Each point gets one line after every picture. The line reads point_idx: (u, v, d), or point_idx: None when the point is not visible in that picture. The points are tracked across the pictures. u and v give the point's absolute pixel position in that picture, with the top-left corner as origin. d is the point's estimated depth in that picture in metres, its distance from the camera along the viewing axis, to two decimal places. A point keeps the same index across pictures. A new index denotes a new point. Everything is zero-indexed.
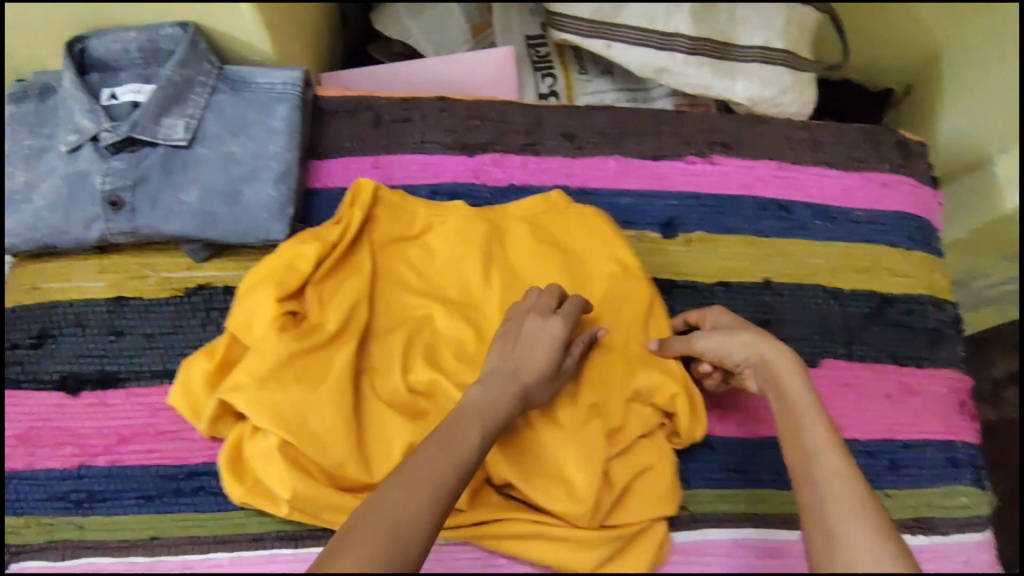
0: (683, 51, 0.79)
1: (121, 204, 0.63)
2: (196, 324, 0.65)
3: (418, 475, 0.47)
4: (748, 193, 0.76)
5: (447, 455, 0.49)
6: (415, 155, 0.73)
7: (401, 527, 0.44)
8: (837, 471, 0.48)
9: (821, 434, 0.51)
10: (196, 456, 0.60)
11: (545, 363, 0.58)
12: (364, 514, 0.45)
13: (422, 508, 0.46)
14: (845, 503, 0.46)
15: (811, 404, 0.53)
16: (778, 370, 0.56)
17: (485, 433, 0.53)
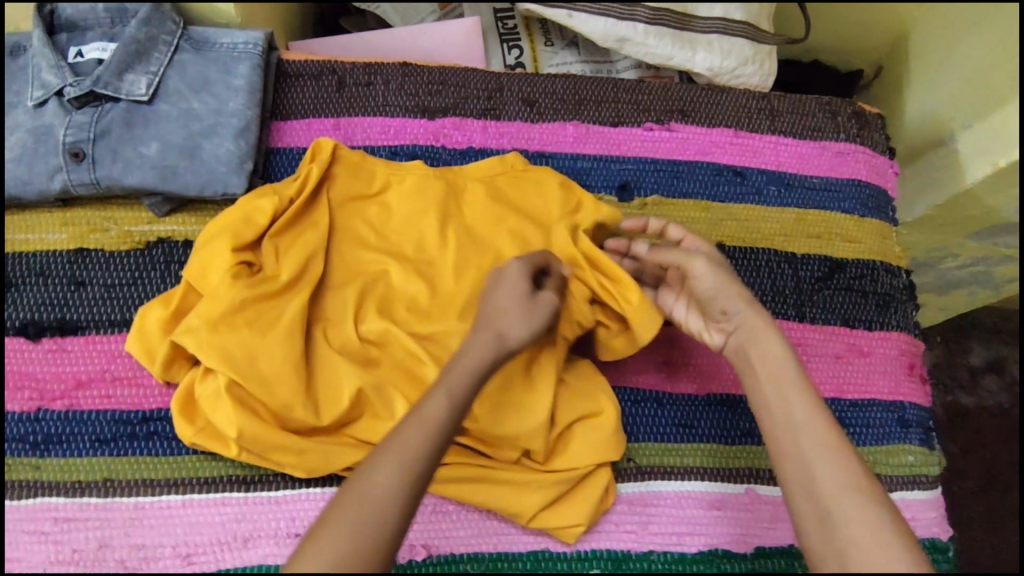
0: (643, 21, 0.81)
1: (82, 155, 0.65)
2: (155, 276, 0.66)
3: (392, 448, 0.47)
4: (704, 158, 0.78)
5: (419, 427, 0.48)
6: (376, 118, 0.75)
7: (374, 500, 0.45)
8: (821, 445, 0.51)
9: (802, 404, 0.53)
10: (151, 401, 0.62)
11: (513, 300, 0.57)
12: (343, 493, 0.45)
13: (392, 480, 0.46)
14: (835, 477, 0.50)
15: (790, 370, 0.55)
16: (755, 333, 0.57)
17: (452, 398, 0.50)
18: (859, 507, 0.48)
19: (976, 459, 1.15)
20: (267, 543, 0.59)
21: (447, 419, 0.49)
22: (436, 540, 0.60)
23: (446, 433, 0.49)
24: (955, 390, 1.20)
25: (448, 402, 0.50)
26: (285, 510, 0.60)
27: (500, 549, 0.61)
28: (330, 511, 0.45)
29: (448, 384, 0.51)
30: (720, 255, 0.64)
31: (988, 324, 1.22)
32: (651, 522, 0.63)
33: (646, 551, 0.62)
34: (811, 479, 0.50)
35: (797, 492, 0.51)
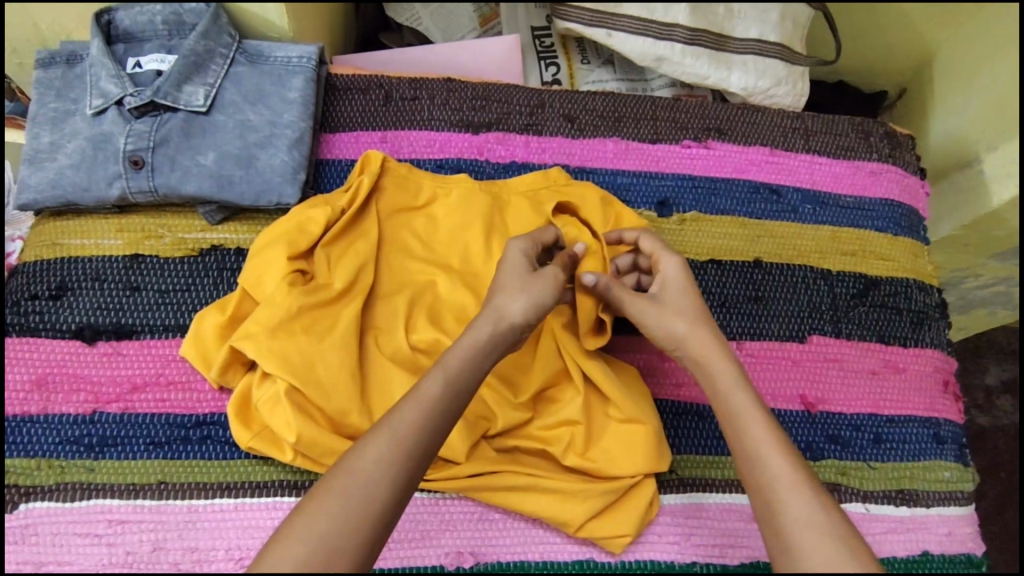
0: (681, 42, 0.83)
1: (142, 163, 0.66)
2: (209, 282, 0.68)
3: (388, 425, 0.49)
4: (741, 176, 0.80)
5: (414, 407, 0.50)
6: (422, 131, 0.77)
7: (367, 476, 0.46)
8: (778, 466, 0.50)
9: (757, 428, 0.53)
10: (204, 406, 0.63)
11: (513, 276, 0.59)
12: (336, 468, 0.47)
13: (388, 454, 0.47)
14: (795, 504, 0.48)
15: (745, 396, 0.55)
16: (709, 364, 0.58)
17: (448, 381, 0.52)
18: (819, 529, 0.46)
19: (994, 480, 1.16)
20: None
21: (441, 397, 0.51)
22: (483, 548, 0.61)
23: (442, 412, 0.51)
24: (972, 410, 1.20)
25: (444, 382, 0.52)
26: None
27: (546, 558, 0.61)
28: (320, 487, 0.46)
29: (445, 367, 0.53)
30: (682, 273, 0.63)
31: (1005, 346, 1.23)
32: (693, 533, 0.64)
33: (690, 562, 0.62)
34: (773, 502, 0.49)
35: (763, 520, 0.49)
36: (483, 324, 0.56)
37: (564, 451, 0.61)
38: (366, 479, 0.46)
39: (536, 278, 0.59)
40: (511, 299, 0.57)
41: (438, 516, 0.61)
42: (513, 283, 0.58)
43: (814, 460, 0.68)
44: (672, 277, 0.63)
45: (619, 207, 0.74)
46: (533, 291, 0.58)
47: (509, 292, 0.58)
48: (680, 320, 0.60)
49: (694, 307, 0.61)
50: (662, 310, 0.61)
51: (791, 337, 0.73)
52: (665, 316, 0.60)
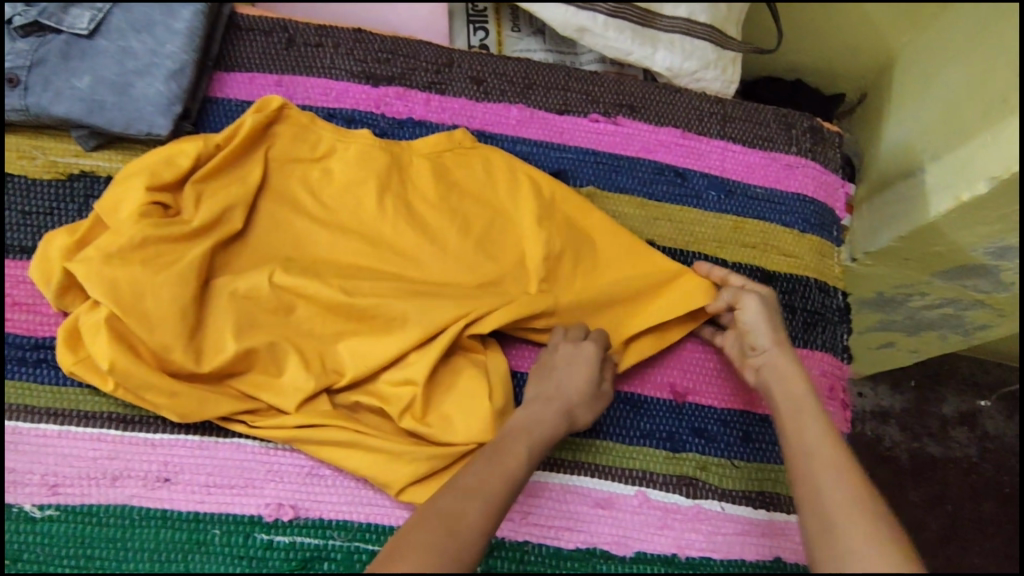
0: (604, 13, 0.79)
1: (16, 82, 0.65)
2: (74, 208, 0.66)
3: (475, 486, 0.50)
4: (647, 156, 0.77)
5: (494, 469, 0.51)
6: (319, 79, 0.75)
7: (462, 527, 0.47)
8: (835, 472, 0.51)
9: (829, 452, 0.53)
10: (45, 329, 0.62)
11: (586, 383, 0.61)
12: (421, 520, 0.48)
13: (484, 517, 0.48)
14: (840, 493, 0.50)
15: (819, 422, 0.55)
16: (795, 398, 0.58)
17: (528, 454, 0.54)
18: (859, 515, 0.48)
19: (937, 512, 1.05)
20: (134, 484, 0.58)
21: (524, 472, 0.53)
22: (306, 503, 0.59)
23: (522, 480, 0.52)
24: (924, 438, 1.09)
25: (523, 458, 0.53)
26: (158, 453, 0.59)
27: (371, 521, 0.59)
28: (410, 534, 0.47)
29: (529, 439, 0.55)
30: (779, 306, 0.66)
31: (968, 374, 1.11)
32: (530, 511, 0.62)
33: (521, 540, 0.61)
34: (827, 513, 0.49)
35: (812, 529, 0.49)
36: (556, 420, 0.58)
37: (400, 412, 0.59)
38: (463, 526, 0.47)
39: (601, 391, 0.62)
40: (582, 408, 0.60)
41: (264, 466, 0.59)
42: (585, 389, 0.60)
43: (674, 451, 0.66)
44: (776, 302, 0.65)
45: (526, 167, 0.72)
46: (601, 404, 0.61)
47: (578, 400, 0.60)
48: (760, 329, 0.63)
49: (783, 333, 0.63)
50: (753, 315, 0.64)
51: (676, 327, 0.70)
52: (751, 322, 0.64)
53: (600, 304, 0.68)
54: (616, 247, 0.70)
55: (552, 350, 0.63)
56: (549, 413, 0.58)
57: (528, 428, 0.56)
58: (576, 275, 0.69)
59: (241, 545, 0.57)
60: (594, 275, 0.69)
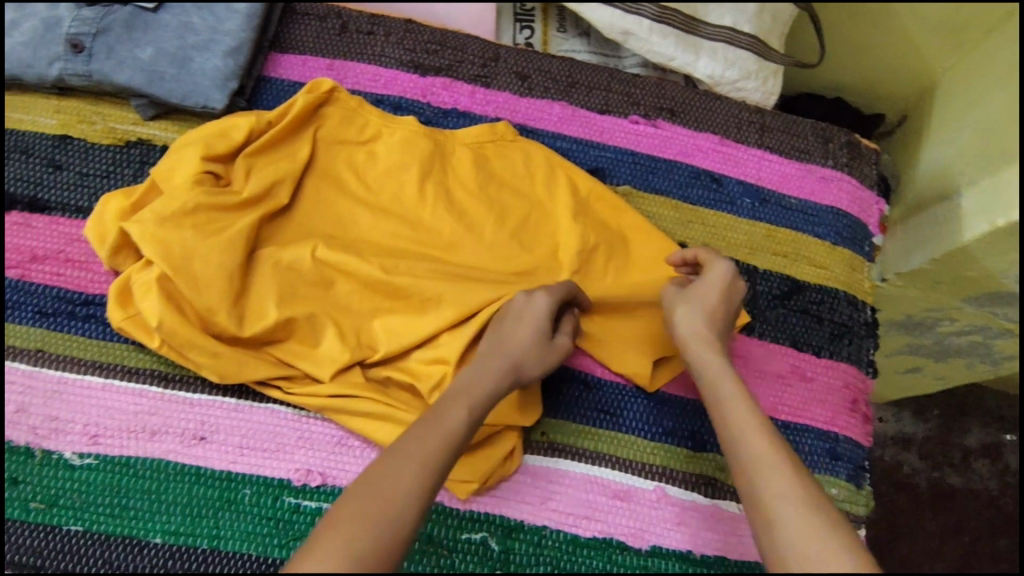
0: (649, 18, 0.81)
1: (81, 47, 0.68)
2: (129, 173, 0.69)
3: (406, 450, 0.47)
4: (685, 160, 0.78)
5: (433, 432, 0.48)
6: (370, 66, 0.77)
7: (394, 498, 0.44)
8: (766, 456, 0.48)
9: (759, 441, 0.50)
10: (95, 287, 0.64)
11: (536, 336, 0.58)
12: (356, 487, 0.45)
13: (416, 483, 0.46)
14: (774, 481, 0.47)
15: (744, 405, 0.52)
16: (718, 384, 0.55)
17: (472, 412, 0.51)
18: (796, 501, 0.46)
19: (953, 543, 1.04)
20: (172, 440, 0.60)
21: (462, 431, 0.50)
22: (335, 471, 0.60)
23: (463, 439, 0.50)
24: (945, 468, 1.08)
25: (467, 415, 0.50)
26: (196, 412, 0.61)
27: None
28: (342, 505, 0.44)
29: (469, 398, 0.51)
30: (723, 280, 0.62)
31: (994, 407, 1.10)
32: (551, 496, 0.63)
33: (539, 525, 0.61)
34: (766, 510, 0.46)
35: (757, 529, 0.46)
36: (497, 372, 0.55)
37: (430, 390, 0.61)
38: (396, 493, 0.45)
39: (553, 343, 0.59)
40: (532, 360, 0.57)
41: (297, 433, 0.61)
42: (535, 342, 0.58)
43: (694, 450, 0.66)
44: (709, 276, 0.62)
45: (565, 165, 0.74)
46: (553, 358, 0.59)
47: (530, 353, 0.57)
48: (684, 309, 0.61)
49: (712, 307, 0.60)
50: (678, 297, 0.62)
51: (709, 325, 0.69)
52: (676, 304, 0.62)
53: (631, 302, 0.69)
54: (647, 246, 0.72)
55: (507, 305, 0.61)
56: (490, 364, 0.55)
57: (469, 381, 0.54)
58: (606, 274, 0.70)
59: (270, 507, 0.59)
60: (624, 274, 0.71)
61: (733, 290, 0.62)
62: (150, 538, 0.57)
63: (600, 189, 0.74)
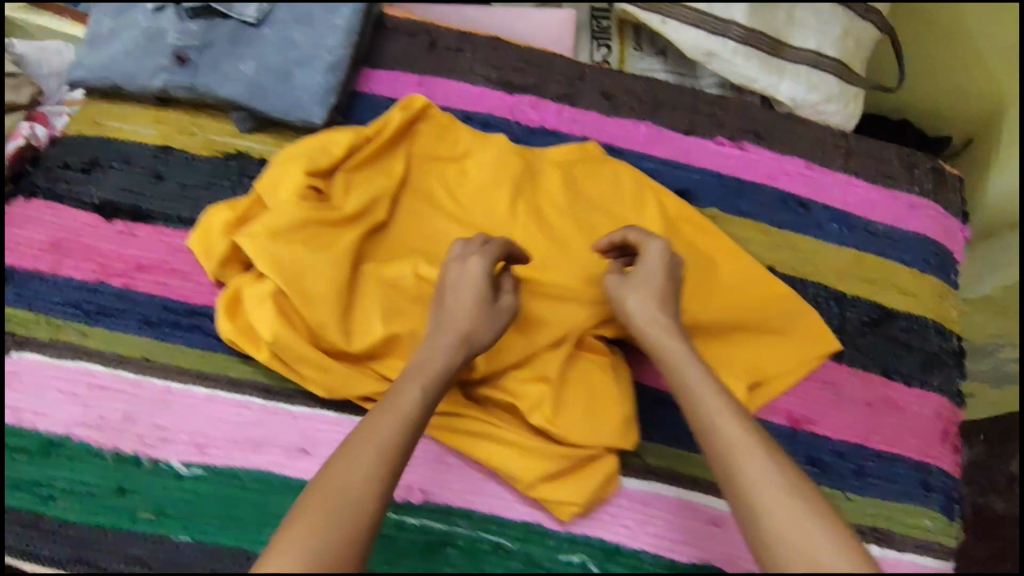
0: (734, 40, 0.81)
1: (186, 61, 0.69)
2: (228, 184, 0.70)
3: (360, 439, 0.47)
4: (771, 183, 0.78)
5: (390, 420, 0.49)
6: (459, 83, 0.78)
7: (350, 488, 0.44)
8: (739, 442, 0.48)
9: (733, 428, 0.49)
10: (200, 297, 0.65)
11: (476, 304, 0.57)
12: (313, 485, 0.45)
13: (370, 472, 0.46)
14: (752, 468, 0.47)
15: (713, 391, 0.52)
16: (689, 379, 0.54)
17: (426, 391, 0.52)
18: (776, 487, 0.45)
19: None
20: (276, 452, 0.60)
21: (415, 416, 0.50)
22: (436, 488, 0.61)
23: (416, 424, 0.50)
24: None
25: (421, 397, 0.51)
26: (299, 425, 0.61)
27: (492, 511, 0.61)
28: (300, 504, 0.44)
29: (422, 379, 0.52)
30: (660, 257, 0.61)
31: None
32: (649, 519, 0.62)
33: (636, 548, 0.61)
34: (755, 512, 0.45)
35: (745, 528, 0.46)
36: (450, 348, 0.56)
37: (531, 410, 0.61)
38: (353, 482, 0.45)
39: (497, 306, 0.59)
40: (477, 328, 0.57)
41: None
42: (480, 307, 0.58)
43: None
44: (650, 256, 0.61)
45: (654, 186, 0.74)
46: (499, 321, 0.59)
47: (474, 322, 0.57)
48: (635, 295, 0.60)
49: (660, 287, 0.60)
50: (625, 283, 0.61)
51: (801, 350, 0.69)
52: (624, 289, 0.61)
53: (727, 327, 0.69)
54: (735, 269, 0.72)
55: (446, 268, 0.60)
56: (441, 343, 0.56)
57: (422, 362, 0.54)
58: (699, 295, 0.70)
59: None
60: (719, 294, 0.70)
61: (671, 265, 0.61)
62: (257, 548, 0.58)
63: (689, 210, 0.74)
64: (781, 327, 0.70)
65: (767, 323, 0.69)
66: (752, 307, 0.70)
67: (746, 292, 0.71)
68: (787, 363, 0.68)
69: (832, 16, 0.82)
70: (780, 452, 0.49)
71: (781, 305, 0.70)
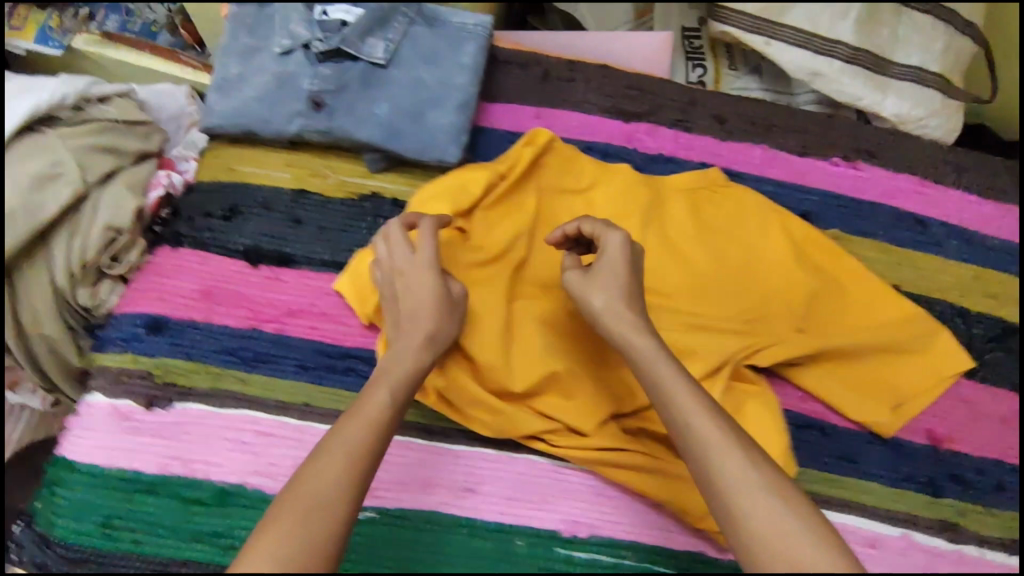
0: (841, 59, 0.82)
1: (323, 105, 0.70)
2: (365, 226, 0.71)
3: (330, 444, 0.47)
4: (887, 202, 0.79)
5: (357, 423, 0.49)
6: (576, 113, 0.79)
7: (323, 492, 0.45)
8: (712, 437, 0.48)
9: (704, 423, 0.49)
10: (352, 340, 0.67)
11: (434, 303, 0.58)
12: (286, 492, 0.45)
13: (344, 475, 0.46)
14: (727, 463, 0.47)
15: (680, 381, 0.52)
16: (660, 377, 0.52)
17: (394, 393, 0.52)
18: (751, 484, 0.46)
19: None
20: (444, 492, 0.63)
21: (391, 412, 0.51)
22: (599, 522, 0.62)
23: (387, 426, 0.50)
24: None
25: (391, 396, 0.52)
26: (462, 463, 0.64)
27: (661, 543, 0.62)
28: (275, 511, 0.44)
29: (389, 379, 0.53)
30: (625, 253, 0.58)
31: None
32: None
33: None
34: (733, 510, 0.45)
35: (722, 525, 0.46)
36: (416, 348, 0.56)
37: None
38: (328, 486, 0.45)
39: (450, 300, 0.59)
40: (438, 325, 0.57)
41: (558, 482, 0.64)
42: (438, 305, 0.58)
43: (933, 496, 0.69)
44: (611, 251, 0.59)
45: (780, 211, 0.75)
46: (456, 312, 0.60)
47: (433, 319, 0.57)
48: (601, 293, 0.58)
49: (626, 284, 0.58)
50: (587, 280, 0.59)
51: (937, 369, 0.71)
52: (589, 287, 0.59)
53: (864, 348, 0.70)
54: (863, 291, 0.73)
55: (391, 274, 0.60)
56: (407, 344, 0.56)
57: (388, 364, 0.54)
58: (830, 318, 0.72)
59: (543, 556, 0.61)
60: (849, 315, 0.72)
61: (635, 258, 0.59)
62: None
63: (814, 234, 0.75)
64: (916, 347, 0.71)
65: (903, 344, 0.71)
66: (887, 328, 0.71)
67: (877, 314, 0.72)
68: (922, 382, 0.70)
69: (933, 32, 0.83)
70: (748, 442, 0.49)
71: (916, 326, 0.71)
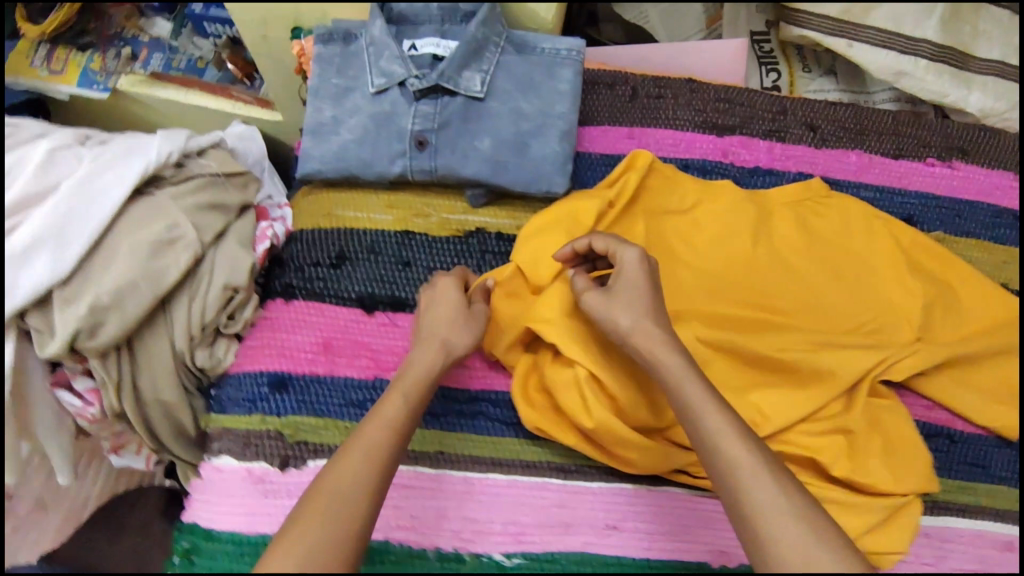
0: (926, 57, 0.81)
1: (426, 143, 0.68)
2: (474, 263, 0.70)
3: (350, 451, 0.50)
4: (985, 200, 0.78)
5: (378, 434, 0.51)
6: (668, 130, 0.78)
7: (344, 497, 0.47)
8: (735, 446, 0.50)
9: (729, 433, 0.50)
10: (475, 382, 0.67)
11: (452, 315, 0.60)
12: (312, 495, 0.47)
13: (364, 482, 0.48)
14: (744, 468, 0.49)
15: (702, 386, 0.53)
16: (679, 380, 0.53)
17: (408, 400, 0.54)
18: (770, 493, 0.48)
19: None
20: (587, 531, 0.61)
21: (405, 420, 0.53)
22: None
23: (402, 434, 0.53)
24: None
25: (406, 407, 0.54)
26: (602, 500, 0.62)
27: None
28: (299, 513, 0.47)
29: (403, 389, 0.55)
30: (641, 269, 0.59)
31: None
32: (955, 554, 0.64)
33: None
34: (748, 515, 0.47)
35: (740, 529, 0.48)
36: (431, 357, 0.57)
37: (834, 462, 0.62)
38: (350, 491, 0.48)
39: (472, 313, 0.61)
40: (455, 333, 0.59)
41: (700, 512, 0.63)
42: (456, 318, 0.60)
43: None
44: (629, 268, 0.59)
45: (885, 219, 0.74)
46: (478, 323, 0.61)
47: (451, 331, 0.59)
48: (626, 312, 0.57)
49: (648, 300, 0.57)
50: (610, 300, 0.58)
51: None
52: (612, 306, 0.57)
53: (985, 352, 0.70)
54: (975, 295, 0.72)
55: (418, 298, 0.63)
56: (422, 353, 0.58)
57: (406, 372, 0.57)
58: (941, 326, 0.71)
59: None
60: (967, 318, 0.71)
61: (654, 273, 0.59)
62: None
63: (920, 238, 0.74)
64: None
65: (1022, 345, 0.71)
66: (1005, 330, 0.71)
67: (996, 317, 0.71)
68: None
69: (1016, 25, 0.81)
70: (762, 445, 0.51)
71: None
